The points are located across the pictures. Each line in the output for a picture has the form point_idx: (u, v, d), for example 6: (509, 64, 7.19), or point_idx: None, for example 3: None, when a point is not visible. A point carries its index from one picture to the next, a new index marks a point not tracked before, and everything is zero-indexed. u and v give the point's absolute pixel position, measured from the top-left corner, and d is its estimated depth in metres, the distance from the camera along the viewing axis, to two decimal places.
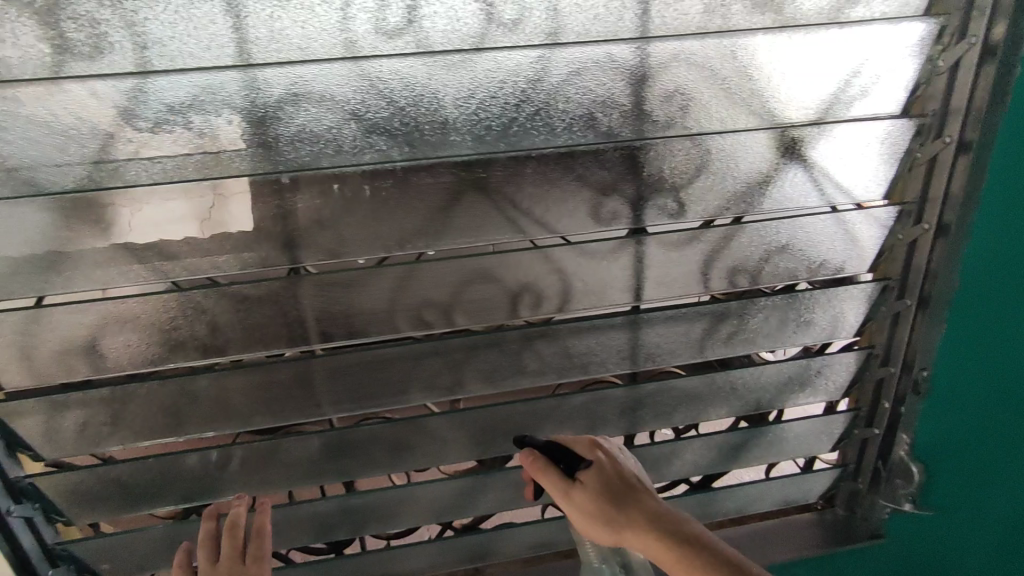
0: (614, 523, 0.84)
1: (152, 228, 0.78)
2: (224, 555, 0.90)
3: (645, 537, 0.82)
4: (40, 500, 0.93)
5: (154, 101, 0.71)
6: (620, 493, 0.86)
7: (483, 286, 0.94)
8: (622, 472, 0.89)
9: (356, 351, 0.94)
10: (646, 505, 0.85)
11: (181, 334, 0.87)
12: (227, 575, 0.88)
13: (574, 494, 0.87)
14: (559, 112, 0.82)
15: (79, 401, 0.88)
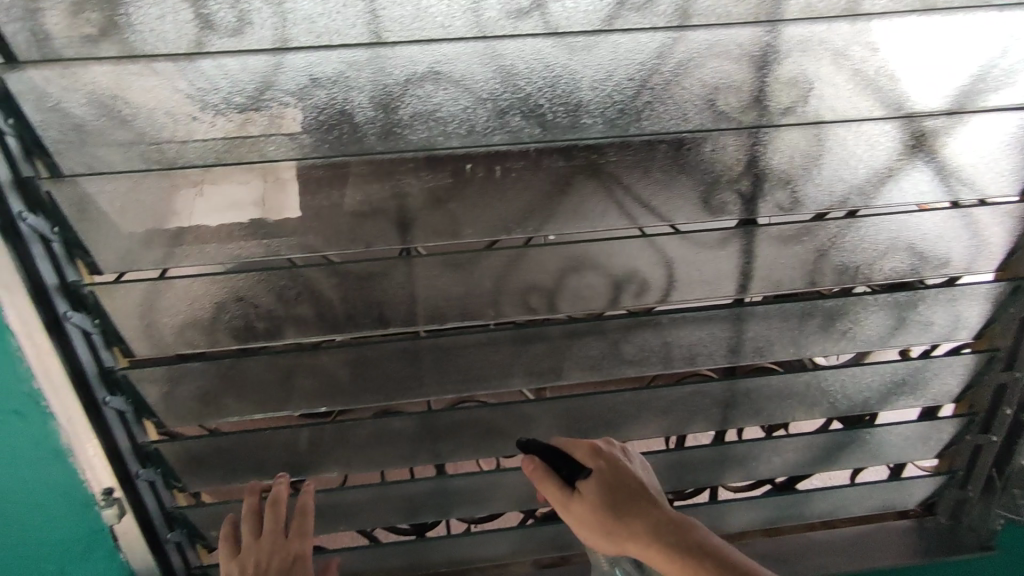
0: (615, 534, 0.81)
1: (215, 214, 0.76)
2: (267, 531, 0.91)
3: (648, 548, 0.79)
4: (162, 463, 0.92)
5: (293, 76, 0.69)
6: (622, 503, 0.82)
7: (590, 273, 0.93)
8: (624, 479, 0.84)
9: (464, 334, 0.93)
10: (651, 514, 0.81)
11: (299, 311, 0.87)
12: (268, 551, 0.89)
13: (573, 504, 0.84)
14: (687, 96, 0.80)
15: (196, 372, 0.87)
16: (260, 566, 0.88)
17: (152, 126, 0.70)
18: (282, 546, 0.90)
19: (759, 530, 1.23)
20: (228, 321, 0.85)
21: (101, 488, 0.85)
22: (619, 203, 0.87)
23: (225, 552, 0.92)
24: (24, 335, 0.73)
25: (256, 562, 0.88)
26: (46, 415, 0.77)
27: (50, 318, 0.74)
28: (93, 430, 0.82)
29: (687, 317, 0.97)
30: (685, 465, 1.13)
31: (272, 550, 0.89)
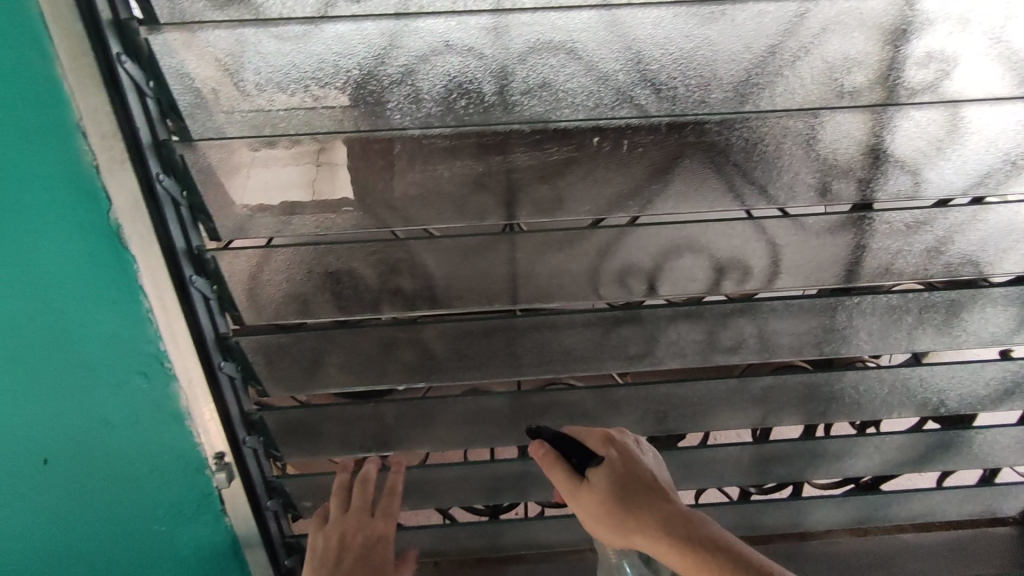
0: (625, 526, 0.74)
1: (265, 192, 0.73)
2: (354, 507, 0.93)
3: (659, 542, 0.72)
4: (265, 432, 0.92)
5: (410, 44, 0.64)
6: (634, 493, 0.75)
7: (691, 256, 0.89)
8: (638, 470, 0.77)
9: (569, 316, 0.92)
10: (665, 507, 0.74)
11: (401, 284, 0.86)
12: (354, 527, 0.90)
13: (581, 493, 0.77)
14: (805, 72, 0.71)
15: (294, 341, 0.86)
16: (346, 540, 0.89)
17: (271, 101, 0.67)
18: (368, 524, 0.91)
19: (846, 529, 1.19)
20: (341, 292, 0.84)
21: (213, 452, 0.85)
22: (732, 188, 0.81)
23: (313, 522, 0.94)
24: (154, 298, 0.71)
25: (343, 536, 0.89)
26: (168, 375, 0.77)
27: (178, 282, 0.72)
28: (211, 394, 0.81)
29: (800, 306, 0.92)
30: (776, 458, 1.08)
31: (359, 527, 0.91)
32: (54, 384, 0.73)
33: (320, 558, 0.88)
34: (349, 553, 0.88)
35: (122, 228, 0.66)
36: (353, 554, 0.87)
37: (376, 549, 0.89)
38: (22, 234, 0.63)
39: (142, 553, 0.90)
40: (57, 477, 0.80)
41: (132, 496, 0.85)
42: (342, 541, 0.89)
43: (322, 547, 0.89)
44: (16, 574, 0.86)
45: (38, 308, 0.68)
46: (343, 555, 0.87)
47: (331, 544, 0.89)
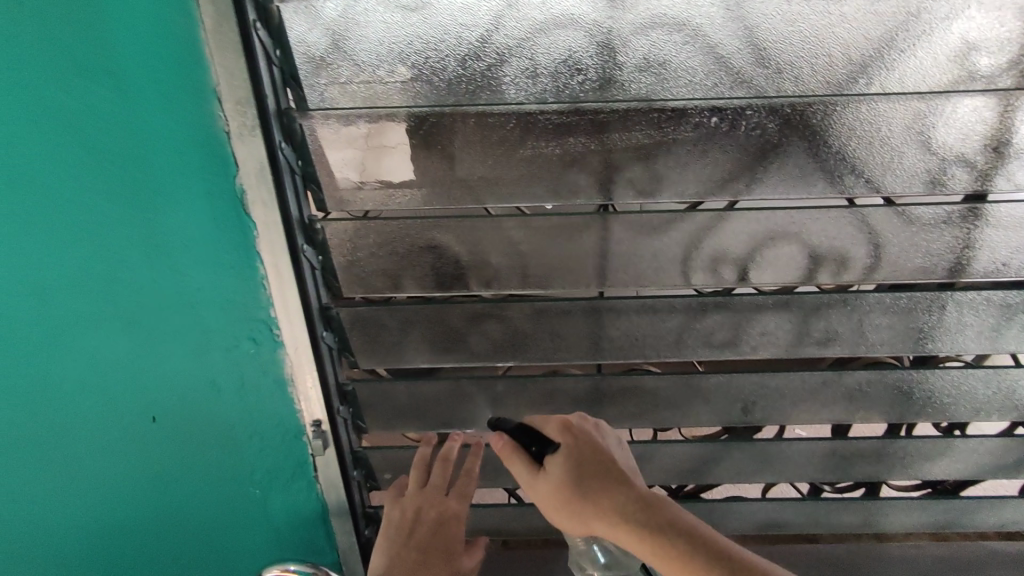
0: (586, 516, 0.68)
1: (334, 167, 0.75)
2: (431, 484, 0.90)
3: (620, 531, 0.66)
4: (355, 404, 0.95)
5: (519, 17, 0.65)
6: (594, 483, 0.68)
7: (782, 244, 0.82)
8: (596, 456, 0.70)
9: (668, 299, 0.87)
10: (626, 494, 0.67)
11: (489, 260, 0.84)
12: (431, 506, 0.88)
13: (540, 484, 0.71)
14: (931, 54, 0.67)
15: (384, 314, 0.87)
16: (421, 515, 0.88)
17: (382, 80, 0.68)
18: (442, 502, 0.88)
19: (926, 533, 1.15)
20: (441, 268, 0.84)
21: (311, 417, 0.89)
22: (833, 177, 0.76)
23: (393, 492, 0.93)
24: (270, 268, 0.77)
25: (417, 510, 0.88)
26: (276, 342, 0.82)
27: (292, 252, 0.76)
28: (313, 363, 0.85)
29: (908, 302, 0.86)
30: (861, 455, 1.04)
31: (433, 504, 0.88)
32: (169, 346, 0.75)
33: (394, 529, 0.87)
34: (422, 529, 0.86)
35: (246, 196, 0.72)
36: (425, 531, 0.86)
37: (447, 528, 0.86)
38: (155, 194, 0.68)
39: (237, 514, 0.94)
40: (164, 441, 0.82)
41: (233, 457, 0.89)
42: (416, 515, 0.88)
43: (397, 519, 0.88)
44: (97, 560, 0.85)
45: (163, 268, 0.71)
46: (416, 530, 0.86)
47: (405, 517, 0.88)
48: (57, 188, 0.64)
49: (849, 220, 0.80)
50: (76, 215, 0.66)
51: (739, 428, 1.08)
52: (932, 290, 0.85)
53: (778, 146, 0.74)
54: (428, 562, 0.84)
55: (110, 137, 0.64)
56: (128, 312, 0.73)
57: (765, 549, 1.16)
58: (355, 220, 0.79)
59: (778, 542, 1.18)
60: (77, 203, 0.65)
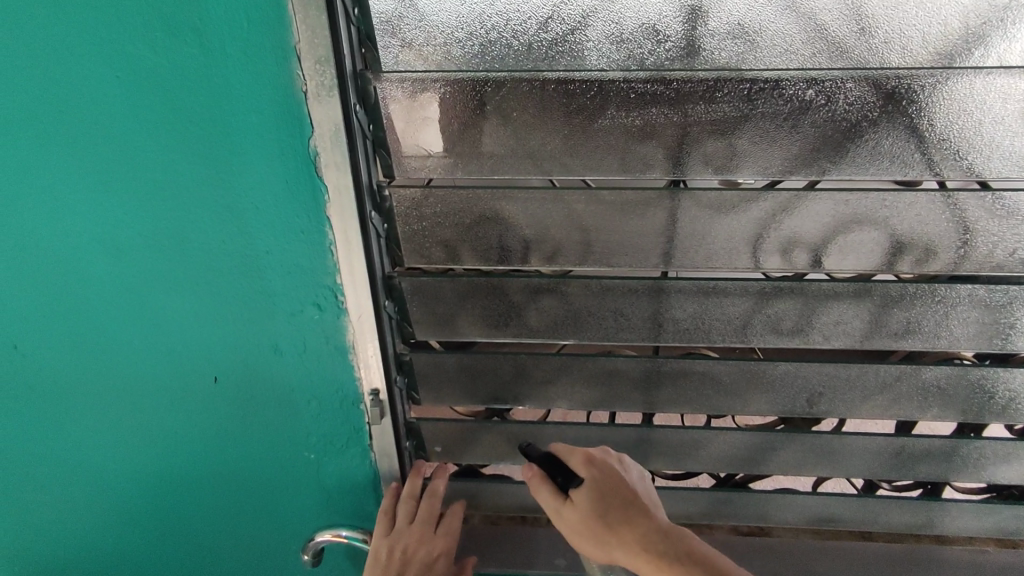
0: (607, 544, 0.76)
1: (390, 127, 0.74)
2: (419, 522, 0.94)
3: (637, 558, 0.74)
4: (411, 374, 0.95)
5: None
6: (614, 512, 0.77)
7: (866, 228, 0.77)
8: (618, 485, 0.80)
9: (741, 282, 0.83)
10: (642, 521, 0.76)
11: (554, 234, 0.81)
12: (418, 544, 0.93)
13: (566, 511, 0.80)
14: None
15: (444, 285, 0.85)
16: (408, 556, 0.91)
17: (459, 42, 0.67)
18: (429, 542, 0.94)
19: (992, 539, 1.11)
20: (506, 242, 0.81)
21: (370, 386, 0.88)
22: (927, 159, 0.71)
23: (379, 525, 0.94)
24: (338, 233, 0.75)
25: (407, 551, 0.91)
26: (340, 308, 0.81)
27: (362, 217, 0.75)
28: (375, 331, 0.84)
29: (998, 296, 0.81)
30: (928, 454, 0.99)
31: (422, 543, 0.93)
32: (235, 306, 0.80)
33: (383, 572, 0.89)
34: (411, 569, 0.90)
35: (319, 158, 0.70)
36: (414, 571, 0.90)
37: (434, 567, 0.92)
38: (230, 159, 0.70)
39: (293, 474, 0.97)
40: (225, 395, 0.88)
41: (292, 421, 0.91)
42: (405, 556, 0.91)
43: (385, 559, 0.90)
44: (196, 474, 0.98)
45: (233, 232, 0.74)
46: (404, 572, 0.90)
47: (396, 559, 0.90)
48: (144, 148, 0.69)
49: (942, 204, 0.74)
50: (160, 177, 0.71)
51: (795, 418, 1.04)
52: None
53: (876, 122, 0.69)
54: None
55: (193, 100, 0.66)
56: (207, 268, 0.77)
57: (817, 544, 1.12)
58: (419, 186, 0.77)
59: (831, 539, 1.14)
60: (164, 167, 0.70)
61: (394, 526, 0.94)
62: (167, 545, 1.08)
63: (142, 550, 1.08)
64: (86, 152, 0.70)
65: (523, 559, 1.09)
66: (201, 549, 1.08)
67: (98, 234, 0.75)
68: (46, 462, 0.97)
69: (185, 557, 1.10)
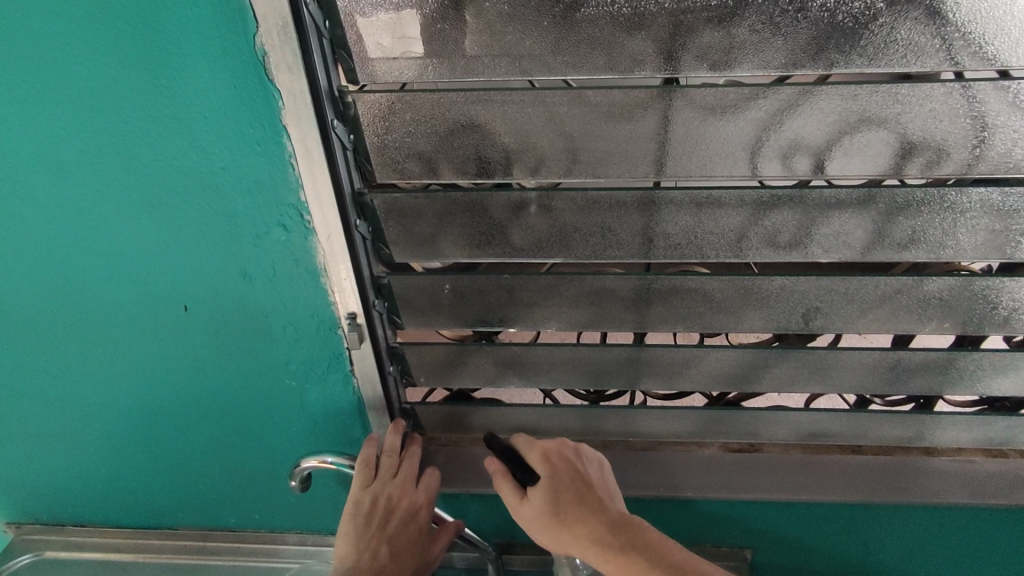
0: (562, 537, 0.82)
1: (354, 29, 0.65)
2: (401, 472, 0.95)
3: (590, 550, 0.80)
4: (391, 298, 0.91)
5: None
6: (567, 508, 0.83)
7: (873, 129, 0.71)
8: (571, 481, 0.86)
9: (736, 192, 0.77)
10: (596, 516, 0.82)
11: (538, 144, 0.75)
12: (401, 492, 0.94)
13: (524, 508, 0.85)
14: None
15: (422, 202, 0.80)
16: (392, 506, 0.92)
17: None
18: (413, 494, 0.95)
19: (981, 450, 1.11)
20: (485, 152, 0.75)
21: (346, 311, 0.85)
22: (948, 46, 0.64)
23: (359, 475, 0.93)
24: (298, 145, 0.69)
25: (391, 501, 0.93)
26: (307, 229, 0.76)
27: (324, 129, 0.69)
28: (346, 252, 0.79)
29: (1011, 201, 0.75)
30: (923, 367, 0.97)
31: (407, 494, 0.94)
32: (196, 227, 0.76)
33: (365, 521, 0.91)
34: (393, 519, 0.92)
35: (268, 57, 0.63)
36: (397, 519, 0.92)
37: (416, 517, 0.94)
38: (172, 61, 0.63)
39: (275, 400, 0.96)
40: (199, 320, 0.85)
41: (269, 347, 0.88)
42: (387, 505, 0.92)
43: (367, 510, 0.91)
44: (178, 401, 0.97)
45: (184, 145, 0.69)
46: (386, 522, 0.92)
47: (379, 508, 0.92)
48: (72, 51, 0.62)
49: (959, 99, 0.68)
50: (95, 83, 0.64)
51: (791, 336, 1.02)
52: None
53: (893, 3, 0.62)
54: (400, 552, 0.91)
55: None
56: (161, 187, 0.72)
57: (804, 460, 1.13)
58: (389, 93, 0.70)
59: (818, 454, 1.14)
60: (97, 75, 0.64)
61: (375, 477, 0.94)
62: (161, 469, 1.09)
63: (137, 472, 1.10)
64: (5, 56, 0.62)
65: None
66: (196, 474, 1.10)
67: (39, 148, 0.69)
68: (30, 390, 0.97)
69: (180, 481, 1.11)
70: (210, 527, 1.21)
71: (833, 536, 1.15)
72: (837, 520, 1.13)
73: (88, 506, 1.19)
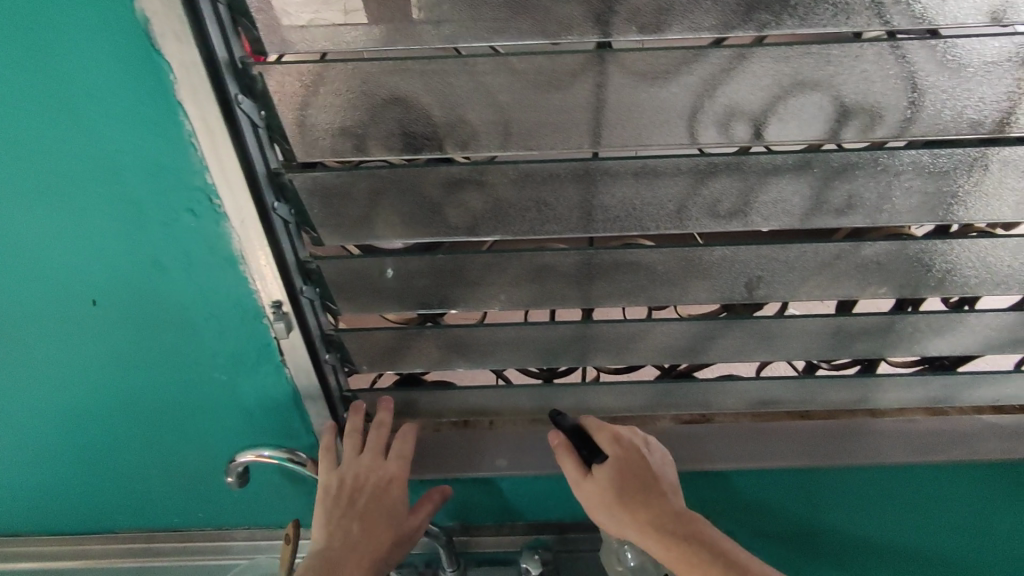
0: (621, 519, 0.88)
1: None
2: (365, 449, 0.95)
3: (645, 535, 0.87)
4: (322, 284, 0.86)
5: None
6: (629, 493, 0.89)
7: (807, 93, 0.69)
8: (637, 468, 0.92)
9: (672, 160, 0.75)
10: (658, 505, 0.88)
11: (467, 116, 0.71)
12: (369, 469, 0.94)
13: (586, 484, 0.92)
14: None
15: (349, 184, 0.75)
16: (360, 483, 0.94)
17: None
18: (381, 468, 0.95)
19: (923, 409, 1.14)
20: (410, 127, 0.71)
21: (269, 300, 0.80)
22: (877, 4, 0.63)
23: (325, 459, 0.95)
24: (196, 123, 0.64)
25: (358, 478, 0.94)
26: (217, 214, 0.71)
27: (223, 101, 0.64)
28: (264, 238, 0.74)
29: (942, 162, 0.75)
30: (865, 331, 0.98)
31: (374, 469, 0.95)
32: (98, 217, 0.70)
33: (335, 499, 0.93)
34: (361, 497, 0.93)
35: (151, 26, 0.57)
36: (365, 496, 0.93)
37: (388, 492, 0.94)
38: (45, 33, 0.57)
39: (205, 397, 0.91)
40: (112, 316, 0.80)
41: (193, 342, 0.84)
42: (355, 484, 0.93)
43: (335, 489, 0.93)
44: (103, 401, 0.92)
45: (73, 127, 0.63)
46: (355, 499, 0.93)
47: (347, 487, 0.93)
48: None
49: (890, 59, 0.66)
50: None
51: (738, 305, 1.02)
52: (974, 146, 0.73)
53: None
54: (372, 530, 0.92)
55: None
56: (54, 175, 0.67)
57: (755, 428, 1.14)
58: (307, 68, 0.64)
59: (768, 421, 1.15)
60: None
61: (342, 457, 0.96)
62: (94, 474, 1.04)
63: (69, 478, 1.04)
64: None
65: (466, 464, 1.09)
66: (133, 477, 1.04)
67: None
68: None
69: (116, 484, 1.06)
70: (154, 529, 1.16)
71: (785, 500, 1.17)
72: (787, 485, 1.14)
73: (20, 516, 1.12)
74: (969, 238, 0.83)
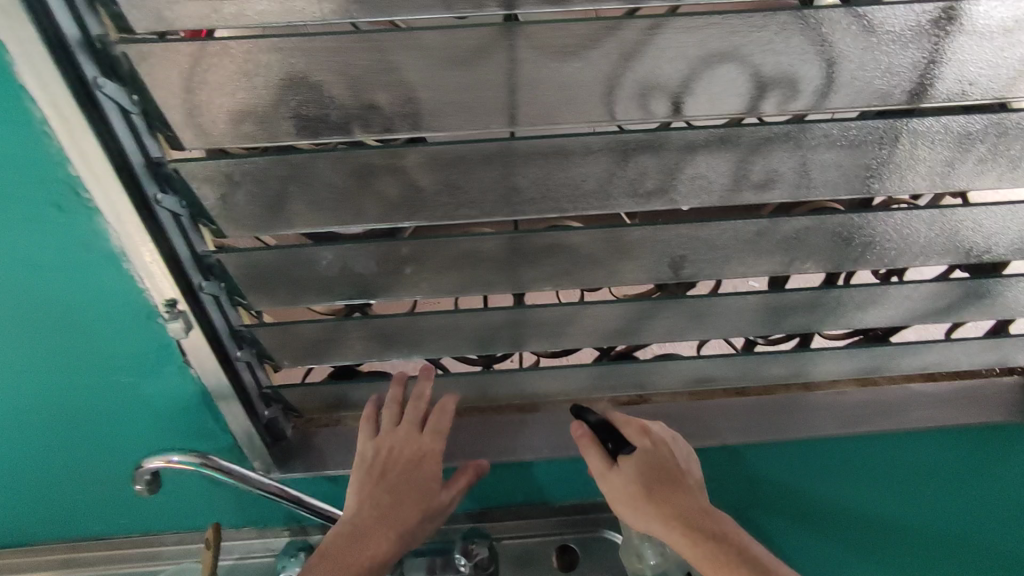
0: (648, 513, 0.87)
1: None
2: (404, 421, 0.94)
3: (671, 530, 0.85)
4: (226, 278, 0.81)
5: None
6: (656, 486, 0.87)
7: (721, 66, 0.67)
8: (667, 460, 0.90)
9: (584, 138, 0.72)
10: (687, 499, 0.87)
11: (374, 96, 0.66)
12: (405, 441, 0.93)
13: (611, 475, 0.90)
14: None
15: (249, 175, 0.70)
16: (394, 457, 0.92)
17: None
18: (416, 442, 0.93)
19: (854, 381, 1.16)
20: (303, 109, 0.66)
21: (162, 298, 0.76)
22: None
23: (364, 429, 0.95)
24: (48, 108, 0.59)
25: (393, 450, 0.93)
26: (88, 207, 0.67)
27: (77, 85, 0.59)
28: (146, 232, 0.70)
29: (852, 134, 0.73)
30: (794, 307, 0.98)
31: (409, 442, 0.93)
32: None
33: (368, 467, 0.92)
34: (394, 471, 0.91)
35: None
36: (399, 470, 0.92)
37: (422, 467, 0.93)
38: None
39: (109, 399, 0.87)
40: None
41: (85, 342, 0.79)
42: (392, 456, 0.92)
43: (371, 458, 0.92)
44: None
45: None
46: (388, 471, 0.91)
47: (381, 457, 0.92)
48: None
49: (798, 29, 0.64)
50: None
51: (670, 284, 1.01)
52: (884, 119, 0.72)
53: None
54: (403, 506, 0.90)
55: None
56: None
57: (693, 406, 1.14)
58: (185, 46, 0.58)
59: (707, 399, 1.16)
60: None
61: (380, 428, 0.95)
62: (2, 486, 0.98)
63: None
64: None
65: None
66: (45, 487, 0.99)
67: None
68: None
69: (26, 496, 1.00)
70: (76, 539, 1.10)
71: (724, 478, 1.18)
72: (726, 462, 1.15)
73: None
74: (888, 212, 0.83)
